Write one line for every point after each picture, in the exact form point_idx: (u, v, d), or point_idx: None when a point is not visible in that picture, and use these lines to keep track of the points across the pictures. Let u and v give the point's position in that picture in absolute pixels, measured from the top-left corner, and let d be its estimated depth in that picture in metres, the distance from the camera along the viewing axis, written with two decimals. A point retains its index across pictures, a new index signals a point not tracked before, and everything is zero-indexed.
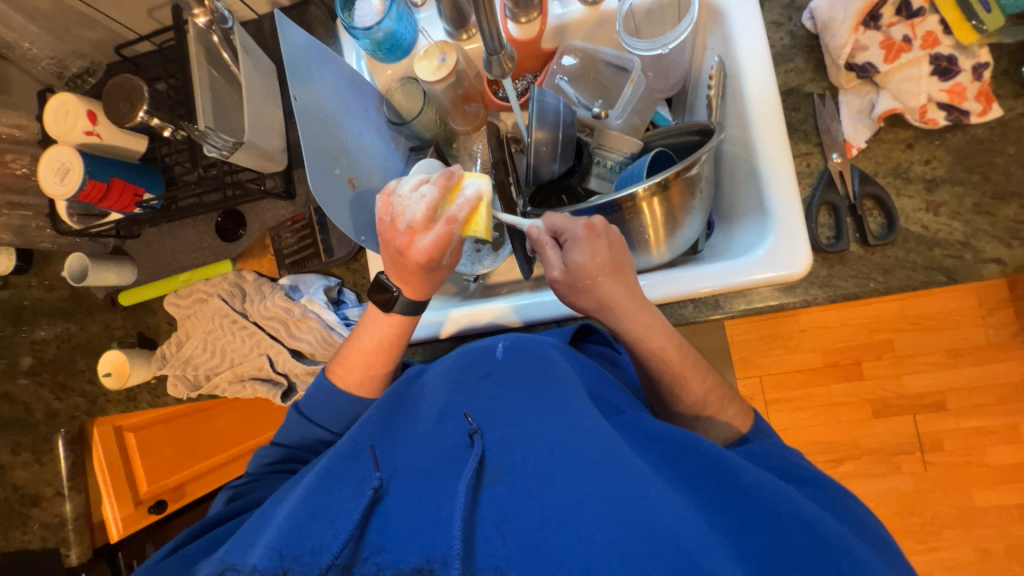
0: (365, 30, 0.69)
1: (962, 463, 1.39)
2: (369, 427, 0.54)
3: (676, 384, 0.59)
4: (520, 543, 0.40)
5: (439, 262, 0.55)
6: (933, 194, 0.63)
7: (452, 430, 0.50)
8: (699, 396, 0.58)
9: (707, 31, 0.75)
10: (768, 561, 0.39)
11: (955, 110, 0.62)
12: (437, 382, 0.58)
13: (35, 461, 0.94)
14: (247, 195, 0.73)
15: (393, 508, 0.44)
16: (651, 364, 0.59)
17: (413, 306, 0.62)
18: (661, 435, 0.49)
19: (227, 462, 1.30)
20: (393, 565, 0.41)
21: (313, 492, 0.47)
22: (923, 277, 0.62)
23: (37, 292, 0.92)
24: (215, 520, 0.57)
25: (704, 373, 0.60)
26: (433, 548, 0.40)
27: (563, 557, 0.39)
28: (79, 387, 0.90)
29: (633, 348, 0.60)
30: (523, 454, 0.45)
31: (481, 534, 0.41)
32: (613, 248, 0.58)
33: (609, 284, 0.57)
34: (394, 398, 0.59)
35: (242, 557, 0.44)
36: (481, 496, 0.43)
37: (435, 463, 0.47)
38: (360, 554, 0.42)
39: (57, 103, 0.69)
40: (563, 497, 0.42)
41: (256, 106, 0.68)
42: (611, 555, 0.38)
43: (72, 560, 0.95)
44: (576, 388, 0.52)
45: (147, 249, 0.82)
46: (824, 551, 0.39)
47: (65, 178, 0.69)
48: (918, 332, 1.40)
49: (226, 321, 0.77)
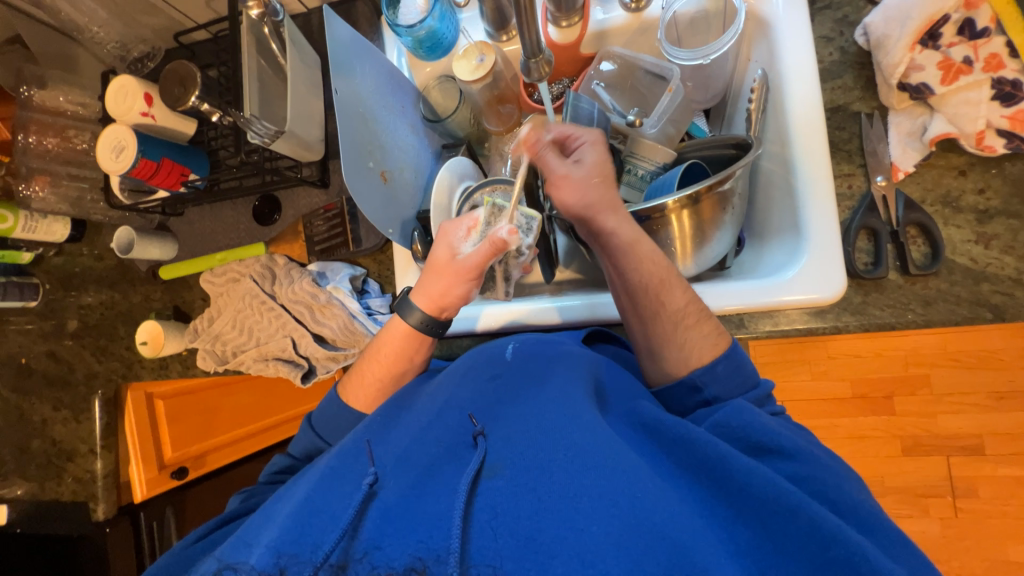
0: (408, 27, 0.70)
1: (997, 513, 1.30)
2: (371, 427, 0.57)
3: (660, 289, 0.57)
4: (516, 536, 0.39)
5: (456, 242, 0.63)
6: (984, 225, 0.60)
7: (454, 429, 0.50)
8: (689, 323, 0.57)
9: (753, 41, 0.72)
10: (759, 550, 0.40)
11: (1017, 137, 0.58)
12: (444, 381, 0.59)
13: (73, 419, 1.00)
14: (284, 182, 0.76)
15: (393, 500, 0.44)
16: (638, 271, 0.58)
17: (432, 322, 0.64)
18: (654, 423, 0.48)
19: (245, 437, 1.35)
20: (386, 564, 0.40)
21: (314, 492, 0.48)
22: (967, 312, 0.59)
23: (87, 260, 0.97)
24: (227, 517, 0.60)
25: (684, 285, 0.59)
26: (428, 545, 0.40)
27: (558, 550, 0.37)
28: (117, 353, 0.95)
29: (619, 253, 0.59)
30: (519, 449, 0.45)
31: (477, 527, 0.40)
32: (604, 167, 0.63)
33: (608, 192, 0.60)
34: (397, 399, 0.60)
35: (241, 556, 0.44)
36: (479, 489, 0.43)
37: (435, 460, 0.47)
38: (356, 553, 0.41)
39: (117, 84, 0.73)
40: (559, 490, 0.41)
41: (299, 97, 0.70)
42: (606, 550, 0.37)
43: (99, 515, 1.00)
44: (576, 382, 0.51)
45: (189, 227, 0.86)
46: (807, 536, 0.39)
47: (120, 156, 0.73)
48: (959, 369, 1.32)
49: (256, 301, 0.80)
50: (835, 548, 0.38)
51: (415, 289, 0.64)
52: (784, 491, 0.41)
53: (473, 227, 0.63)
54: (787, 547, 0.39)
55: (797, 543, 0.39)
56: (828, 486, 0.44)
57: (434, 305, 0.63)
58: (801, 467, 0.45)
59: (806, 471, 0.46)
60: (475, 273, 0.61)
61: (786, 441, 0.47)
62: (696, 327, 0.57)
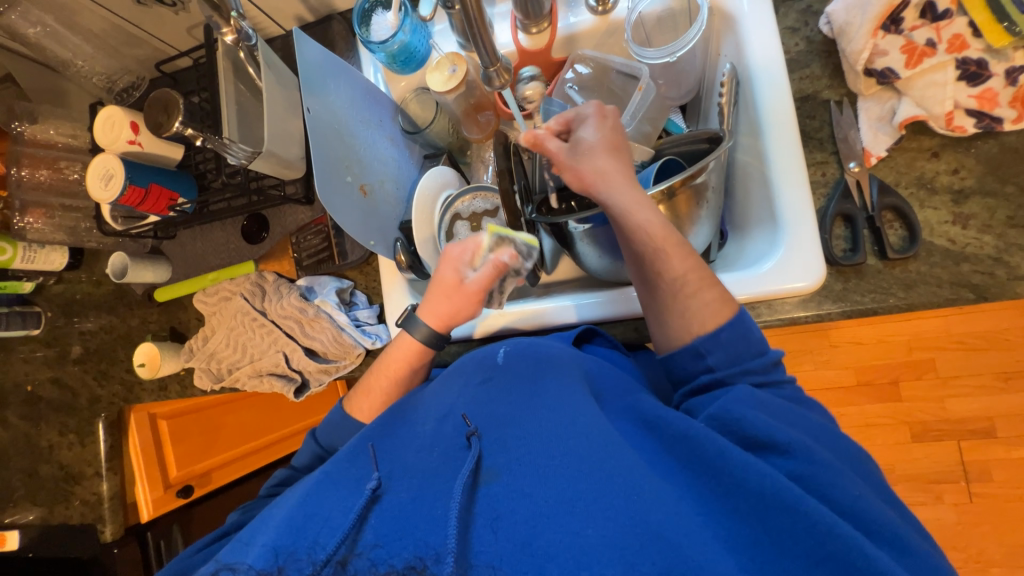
0: (380, 43, 0.72)
1: (1012, 497, 1.28)
2: (372, 430, 0.54)
3: (657, 258, 0.56)
4: (512, 538, 0.39)
5: (462, 265, 0.62)
6: (961, 206, 0.60)
7: (451, 431, 0.49)
8: (689, 292, 0.55)
9: (720, 37, 0.73)
10: (760, 551, 0.38)
11: (985, 116, 0.58)
12: (441, 385, 0.58)
13: (78, 443, 1.02)
14: (269, 201, 0.78)
15: (392, 505, 0.43)
16: (633, 239, 0.58)
17: (436, 337, 0.64)
18: (655, 419, 0.48)
19: (249, 454, 1.35)
20: (385, 562, 0.39)
21: (311, 494, 0.46)
22: (948, 294, 0.58)
23: (86, 287, 0.99)
24: (225, 531, 0.58)
25: (686, 250, 0.57)
26: (427, 546, 0.40)
27: (552, 551, 0.38)
28: (117, 376, 0.97)
29: (616, 225, 0.59)
30: (516, 454, 0.45)
31: (476, 532, 0.40)
32: (615, 130, 0.63)
33: (606, 159, 0.60)
34: (399, 402, 0.59)
35: (239, 558, 0.43)
36: (477, 497, 0.43)
37: (432, 464, 0.46)
38: (357, 548, 0.41)
39: (105, 114, 0.76)
40: (555, 494, 0.41)
41: (276, 118, 0.71)
42: (601, 550, 0.37)
43: (106, 536, 1.02)
44: (574, 386, 0.52)
45: (181, 249, 0.88)
46: (804, 531, 0.38)
47: (109, 184, 0.75)
48: (964, 351, 1.30)
49: (248, 318, 0.81)
50: (831, 541, 0.37)
51: (422, 308, 0.65)
52: (782, 485, 0.39)
53: (478, 252, 0.63)
54: (784, 542, 0.38)
55: (798, 539, 0.38)
56: (821, 482, 0.41)
57: (440, 320, 0.64)
58: (801, 465, 0.42)
59: None
60: (479, 293, 0.62)
61: (779, 435, 0.44)
62: (697, 295, 0.55)
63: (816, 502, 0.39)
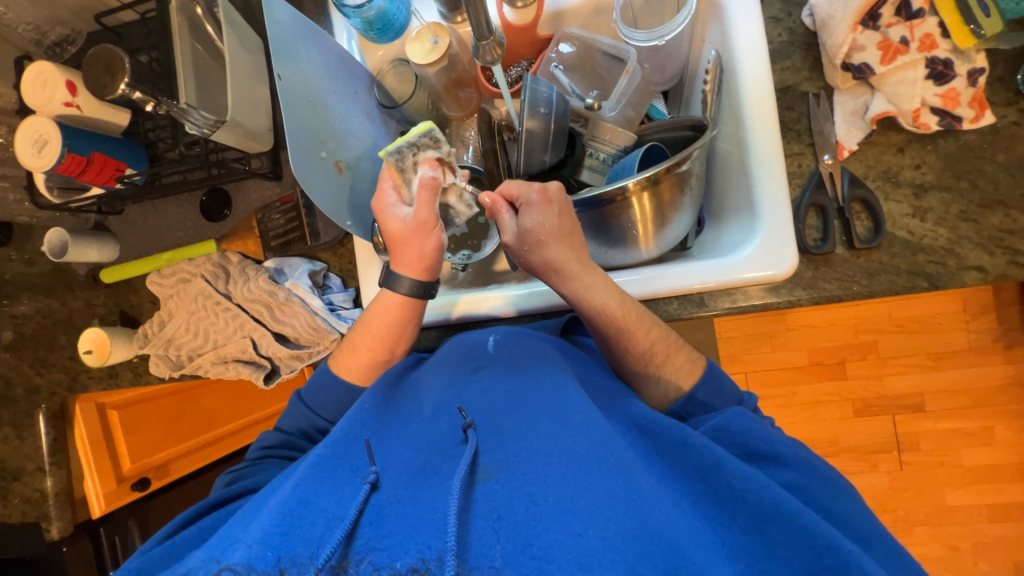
0: (356, 8, 0.67)
1: (936, 464, 1.42)
2: (361, 422, 0.52)
3: (622, 337, 0.60)
4: (513, 539, 0.37)
5: (393, 210, 0.63)
6: (921, 199, 0.63)
7: (445, 427, 0.48)
8: (659, 361, 0.60)
9: (705, 23, 0.73)
10: (756, 557, 0.40)
11: (948, 115, 0.62)
12: (431, 380, 0.57)
13: (14, 436, 0.93)
14: (230, 175, 0.72)
15: (389, 503, 0.41)
16: (595, 320, 0.61)
17: (420, 287, 0.64)
18: (650, 424, 0.49)
19: (212, 443, 1.29)
20: (388, 565, 0.36)
21: (304, 483, 0.44)
22: (905, 282, 0.62)
23: (17, 266, 0.90)
24: (214, 501, 0.56)
25: (649, 324, 0.60)
26: (429, 547, 0.36)
27: (555, 554, 0.36)
28: (59, 363, 0.89)
29: (579, 311, 0.61)
30: (514, 451, 0.44)
31: (476, 532, 0.37)
32: (563, 216, 0.60)
33: (555, 248, 0.60)
34: (387, 395, 0.58)
35: (233, 555, 0.38)
36: (475, 494, 0.40)
37: (426, 460, 0.45)
38: (355, 553, 0.37)
39: (34, 72, 0.67)
40: (555, 493, 0.40)
41: (241, 86, 0.66)
42: (604, 553, 0.36)
43: (53, 534, 0.94)
44: (567, 383, 0.52)
45: (131, 225, 0.81)
46: (802, 542, 0.40)
47: (43, 151, 0.67)
48: (903, 334, 1.41)
49: (209, 301, 0.76)
50: (830, 554, 0.39)
51: (398, 263, 0.64)
52: (772, 495, 0.42)
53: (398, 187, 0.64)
54: (778, 547, 0.40)
55: (794, 551, 0.39)
56: (819, 492, 0.47)
57: (417, 268, 0.63)
58: (789, 475, 0.48)
59: (791, 465, 0.48)
60: (433, 221, 0.62)
61: (782, 449, 0.49)
62: (667, 362, 0.60)
63: (812, 515, 0.41)
